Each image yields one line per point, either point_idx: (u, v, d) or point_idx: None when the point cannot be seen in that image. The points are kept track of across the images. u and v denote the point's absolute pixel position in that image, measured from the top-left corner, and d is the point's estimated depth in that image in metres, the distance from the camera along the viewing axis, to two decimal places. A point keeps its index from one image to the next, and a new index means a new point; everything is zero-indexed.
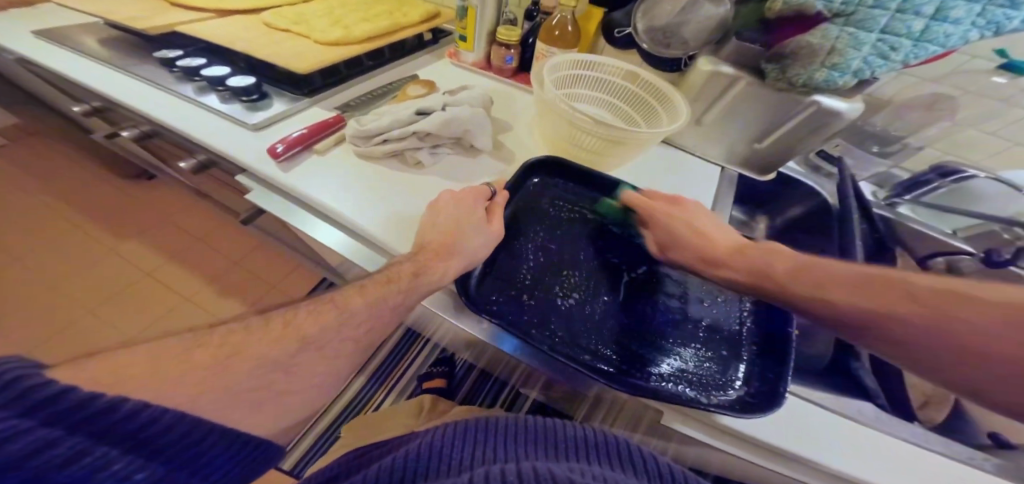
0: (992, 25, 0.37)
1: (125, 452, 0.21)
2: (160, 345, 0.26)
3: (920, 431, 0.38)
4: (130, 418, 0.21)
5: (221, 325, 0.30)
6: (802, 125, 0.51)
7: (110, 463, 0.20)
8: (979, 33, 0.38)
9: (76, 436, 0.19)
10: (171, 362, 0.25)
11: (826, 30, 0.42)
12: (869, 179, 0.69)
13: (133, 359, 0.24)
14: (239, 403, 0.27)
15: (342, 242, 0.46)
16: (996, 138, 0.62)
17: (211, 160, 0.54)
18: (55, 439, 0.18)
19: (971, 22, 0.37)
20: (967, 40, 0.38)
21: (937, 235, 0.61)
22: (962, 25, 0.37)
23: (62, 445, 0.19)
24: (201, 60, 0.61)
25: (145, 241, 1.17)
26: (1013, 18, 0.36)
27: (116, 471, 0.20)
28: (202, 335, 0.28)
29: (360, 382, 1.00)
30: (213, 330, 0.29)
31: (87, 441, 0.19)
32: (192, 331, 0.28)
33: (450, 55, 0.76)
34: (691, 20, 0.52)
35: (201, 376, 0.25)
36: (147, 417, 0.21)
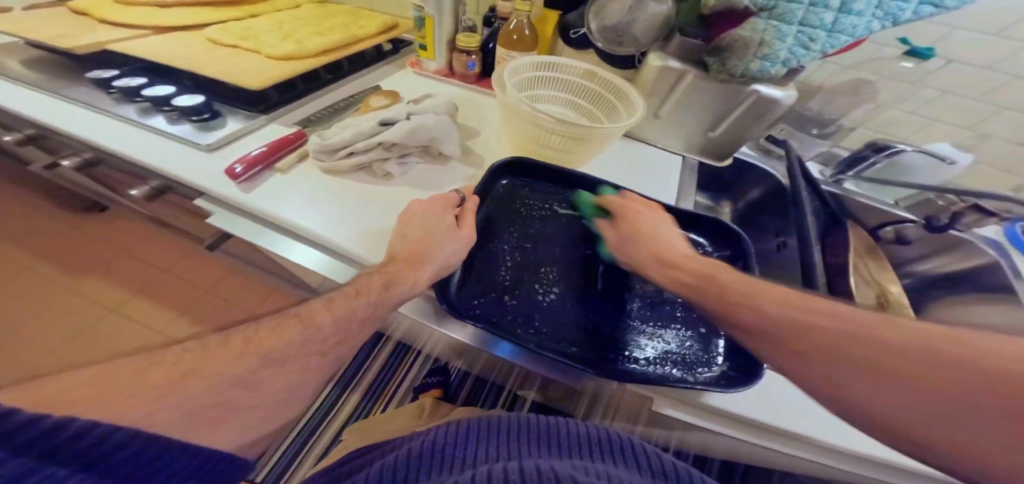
0: (890, 16, 0.41)
1: (74, 471, 0.18)
2: (110, 367, 0.24)
3: None
4: (82, 435, 0.19)
5: (177, 345, 0.28)
6: (747, 112, 0.54)
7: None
8: (879, 23, 0.42)
9: (23, 457, 0.17)
10: (123, 383, 0.23)
11: (754, 23, 0.45)
12: (815, 158, 0.74)
13: (80, 382, 0.22)
14: (199, 422, 0.25)
15: (314, 260, 0.44)
16: (916, 116, 0.68)
17: (167, 185, 0.51)
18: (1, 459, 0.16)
19: (871, 14, 0.42)
20: (871, 30, 0.42)
21: (881, 206, 0.67)
22: (865, 17, 0.42)
23: (8, 465, 0.16)
24: (142, 80, 0.57)
25: (90, 279, 1.08)
26: (905, 8, 0.41)
27: None
28: (155, 357, 0.26)
29: (355, 400, 0.96)
30: (168, 350, 0.27)
31: (34, 460, 0.17)
32: (146, 351, 0.27)
33: (411, 64, 0.75)
34: (638, 18, 0.55)
35: (156, 395, 0.24)
36: (97, 436, 0.20)
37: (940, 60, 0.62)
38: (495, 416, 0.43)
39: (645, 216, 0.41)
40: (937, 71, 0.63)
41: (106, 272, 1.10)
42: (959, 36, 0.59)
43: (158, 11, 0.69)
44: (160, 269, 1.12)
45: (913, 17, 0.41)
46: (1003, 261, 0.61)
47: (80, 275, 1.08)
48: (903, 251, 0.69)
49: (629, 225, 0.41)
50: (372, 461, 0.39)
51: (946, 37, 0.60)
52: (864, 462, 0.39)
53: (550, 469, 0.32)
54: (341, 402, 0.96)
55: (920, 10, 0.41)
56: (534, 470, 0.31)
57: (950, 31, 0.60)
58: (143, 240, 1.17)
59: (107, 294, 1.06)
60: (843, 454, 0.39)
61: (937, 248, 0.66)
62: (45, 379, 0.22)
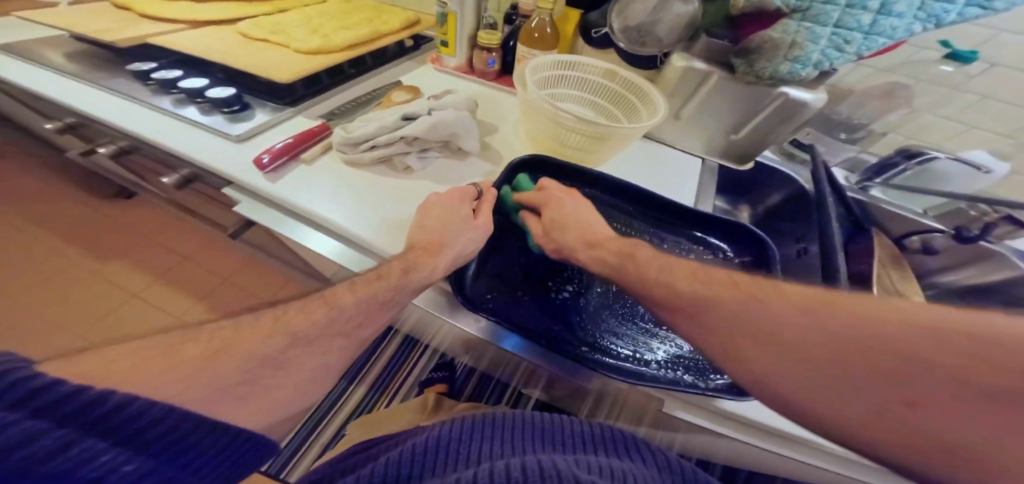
0: (933, 18, 0.40)
1: (114, 443, 0.19)
2: (150, 341, 0.26)
3: None
4: (119, 411, 0.20)
5: (210, 324, 0.30)
6: (773, 115, 0.53)
7: (97, 455, 0.18)
8: (921, 25, 0.41)
9: (64, 429, 0.18)
10: (163, 357, 0.25)
11: (785, 24, 0.44)
12: (841, 164, 0.72)
13: (127, 354, 0.24)
14: (229, 397, 0.26)
15: (336, 250, 0.46)
16: (950, 122, 0.66)
17: (195, 174, 0.53)
18: (44, 430, 0.17)
19: (912, 16, 0.41)
20: (912, 32, 0.42)
21: (910, 214, 0.65)
22: (906, 18, 0.41)
23: (48, 437, 0.17)
24: (177, 72, 0.59)
25: (119, 263, 1.13)
26: (950, 10, 0.40)
27: (103, 463, 0.19)
28: (191, 333, 0.28)
29: (360, 394, 0.98)
30: (203, 328, 0.29)
31: (74, 432, 0.18)
32: (182, 328, 0.29)
33: (432, 60, 0.76)
34: (663, 18, 0.54)
35: (192, 369, 0.25)
36: (136, 410, 0.20)
37: (980, 64, 0.60)
38: (501, 413, 0.44)
39: (570, 204, 0.44)
40: (980, 75, 0.61)
41: (134, 256, 1.15)
42: (1008, 38, 0.57)
43: (192, 6, 0.71)
44: (185, 255, 1.16)
45: (957, 19, 0.40)
46: None
47: (110, 258, 1.13)
48: (927, 261, 0.66)
49: (554, 211, 0.43)
50: (379, 454, 0.40)
51: (988, 41, 0.59)
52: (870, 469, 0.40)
53: (552, 466, 0.32)
54: (347, 395, 0.98)
55: (966, 12, 0.40)
56: (536, 466, 0.32)
57: (996, 34, 0.58)
58: (169, 226, 1.22)
59: (135, 277, 1.10)
60: (854, 462, 0.39)
61: (964, 260, 0.64)
62: (94, 349, 0.23)
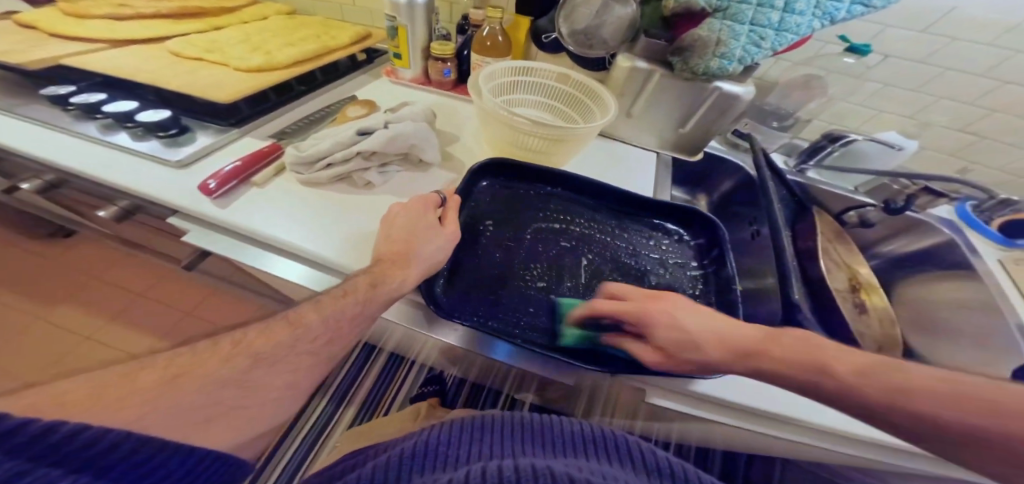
0: (828, 15, 0.45)
1: (68, 473, 0.18)
2: (97, 372, 0.24)
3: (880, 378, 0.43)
4: (70, 439, 0.19)
5: (163, 351, 0.28)
6: (712, 108, 0.56)
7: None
8: (819, 22, 0.45)
9: (14, 461, 0.17)
10: (111, 387, 0.23)
11: (710, 23, 0.48)
12: (779, 150, 0.77)
13: (67, 386, 0.22)
14: (190, 423, 0.25)
15: (297, 272, 0.44)
16: (865, 108, 0.72)
17: (135, 205, 0.49)
18: None
19: (812, 13, 0.45)
20: (812, 29, 0.45)
21: (841, 192, 0.71)
22: (807, 16, 0.45)
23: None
24: (100, 96, 0.55)
25: (58, 306, 1.03)
26: (840, 8, 0.44)
27: None
28: (143, 361, 0.26)
29: (351, 414, 0.95)
30: (155, 356, 0.27)
31: (25, 463, 0.17)
32: (131, 359, 0.27)
33: (386, 73, 0.75)
34: (606, 22, 0.57)
35: (147, 396, 0.24)
36: (89, 437, 0.19)
37: (877, 56, 0.66)
38: (492, 416, 0.44)
39: (671, 307, 0.34)
40: (876, 65, 0.67)
41: (77, 298, 1.05)
42: (892, 32, 0.63)
43: (112, 25, 0.67)
44: (133, 293, 1.08)
45: (846, 16, 0.45)
46: (957, 238, 0.66)
47: (47, 303, 1.03)
48: (867, 234, 0.73)
49: (672, 330, 0.33)
50: (364, 461, 0.38)
51: (877, 35, 0.64)
52: (851, 440, 0.40)
53: (544, 466, 0.32)
54: (337, 418, 0.94)
55: (852, 9, 0.44)
56: (529, 468, 0.32)
57: (880, 29, 0.64)
58: (115, 263, 1.13)
59: (78, 320, 1.01)
60: (831, 435, 0.41)
61: (901, 229, 0.70)
62: (27, 387, 0.21)
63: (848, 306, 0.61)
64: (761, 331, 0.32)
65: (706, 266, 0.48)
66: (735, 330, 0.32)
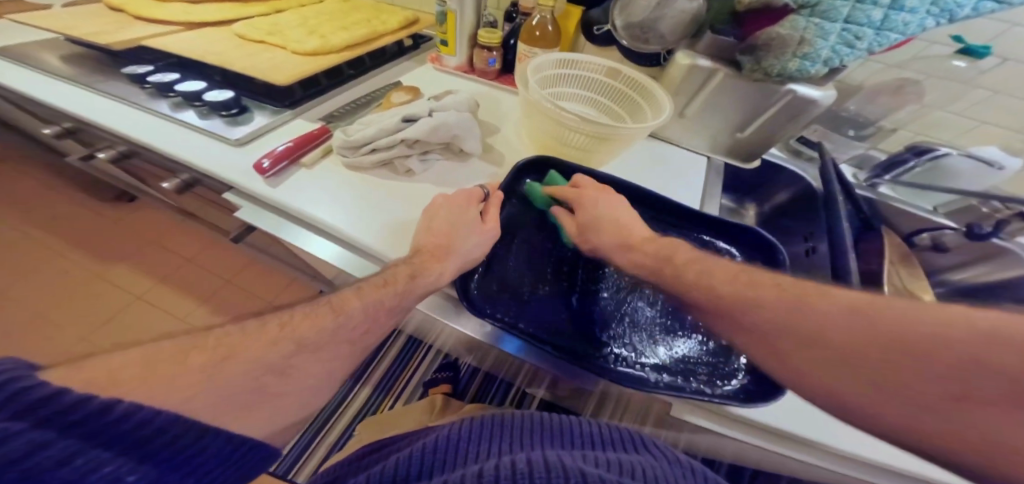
0: (946, 12, 0.40)
1: (119, 453, 0.20)
2: (159, 347, 0.26)
3: None
4: (125, 419, 0.20)
5: (217, 328, 0.30)
6: (780, 112, 0.52)
7: (101, 465, 0.19)
8: (935, 20, 0.40)
9: (69, 438, 0.18)
10: (169, 365, 0.24)
11: (794, 21, 0.43)
12: (848, 161, 0.71)
13: (131, 361, 0.23)
14: (236, 404, 0.26)
15: (339, 255, 0.45)
16: (960, 117, 0.64)
17: (195, 178, 0.52)
18: (47, 442, 0.18)
19: (926, 11, 0.40)
20: (924, 28, 0.40)
21: (919, 213, 0.64)
22: (919, 13, 0.40)
23: (53, 448, 0.18)
24: (174, 75, 0.58)
25: (121, 265, 1.12)
26: (963, 5, 0.39)
27: (107, 473, 0.19)
28: (198, 339, 0.28)
29: (366, 393, 0.98)
30: (210, 333, 0.29)
31: (79, 442, 0.19)
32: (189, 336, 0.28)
33: (431, 60, 0.75)
34: (666, 15, 0.53)
35: (201, 375, 0.25)
36: (137, 420, 0.21)
37: (993, 59, 0.59)
38: (511, 414, 0.44)
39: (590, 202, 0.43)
40: (992, 70, 0.59)
41: (139, 260, 1.14)
42: (1017, 32, 0.56)
43: (190, 7, 0.71)
44: (186, 258, 1.16)
45: (969, 13, 0.40)
46: None
47: (115, 261, 1.13)
48: (939, 260, 0.65)
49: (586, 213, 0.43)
50: (388, 456, 0.40)
51: (999, 36, 0.57)
52: (902, 478, 0.38)
53: (559, 463, 0.31)
54: (355, 393, 0.98)
55: (980, 6, 0.39)
56: (543, 462, 0.31)
57: (1008, 27, 0.56)
58: (171, 230, 1.21)
59: (138, 280, 1.10)
60: (880, 470, 0.38)
61: (980, 256, 0.63)
62: (100, 356, 0.23)
63: None
64: (648, 232, 0.42)
65: None
66: (632, 225, 0.42)
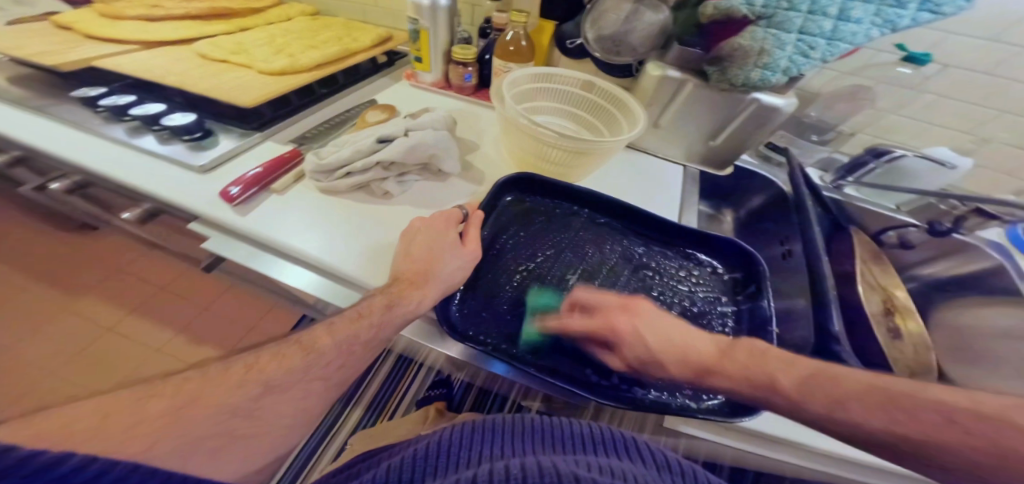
0: (888, 23, 0.41)
1: None
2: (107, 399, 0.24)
3: None
4: None
5: (176, 374, 0.28)
6: (749, 121, 0.54)
7: None
8: (878, 30, 0.42)
9: None
10: (119, 417, 0.23)
11: (753, 32, 0.45)
12: (814, 165, 0.74)
13: (75, 417, 0.22)
14: (196, 455, 0.24)
15: (316, 283, 0.43)
16: (914, 120, 0.68)
17: (159, 208, 0.49)
18: None
19: (871, 21, 0.41)
20: (870, 38, 0.42)
21: (882, 211, 0.68)
22: (864, 24, 0.41)
23: None
24: (129, 98, 0.55)
25: (84, 298, 1.06)
26: (903, 15, 0.41)
27: None
28: (154, 386, 0.26)
29: (357, 416, 0.95)
30: (166, 380, 0.27)
31: None
32: (144, 383, 0.26)
33: (407, 77, 0.74)
34: (635, 28, 0.54)
35: (155, 428, 0.23)
36: None
37: (936, 65, 0.62)
38: (499, 418, 0.42)
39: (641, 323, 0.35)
40: (936, 75, 0.63)
41: (103, 290, 1.08)
42: (954, 40, 0.59)
43: (146, 25, 0.68)
44: (155, 286, 1.10)
45: (910, 24, 0.41)
46: (1007, 263, 0.61)
47: (76, 293, 1.06)
48: (906, 255, 0.69)
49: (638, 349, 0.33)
50: (380, 461, 0.38)
51: (939, 43, 0.60)
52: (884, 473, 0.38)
53: (551, 466, 0.31)
54: (345, 417, 0.94)
55: (918, 17, 0.40)
56: (536, 467, 0.30)
57: (945, 35, 0.59)
58: (138, 257, 1.15)
59: (102, 312, 1.04)
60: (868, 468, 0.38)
61: (943, 252, 0.66)
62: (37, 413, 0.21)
63: (884, 333, 0.58)
64: (713, 343, 0.35)
65: (740, 302, 0.45)
66: (691, 342, 0.34)
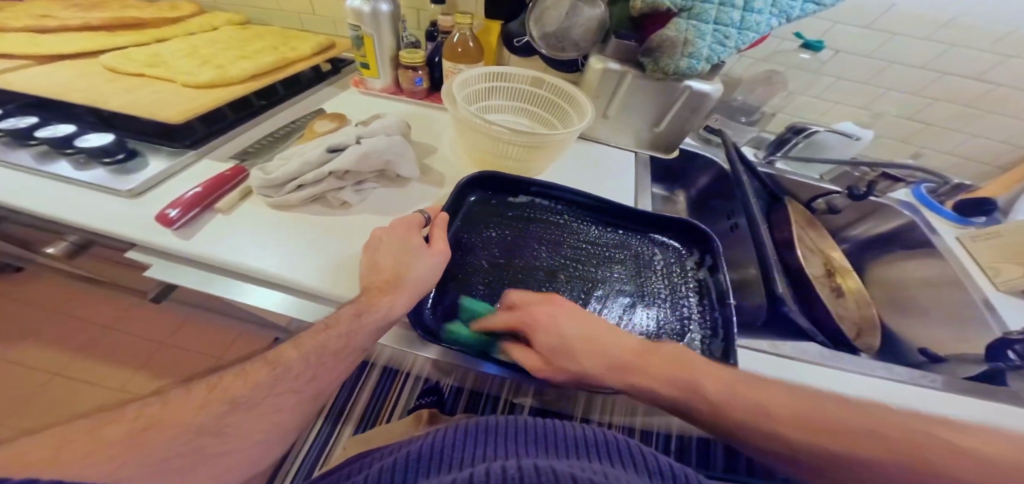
0: (784, 13, 0.46)
1: None
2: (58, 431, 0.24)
3: (861, 361, 0.44)
4: None
5: (136, 401, 0.28)
6: (683, 107, 0.58)
7: None
8: (777, 20, 0.47)
9: None
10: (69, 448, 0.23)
11: (677, 23, 0.48)
12: (748, 143, 0.79)
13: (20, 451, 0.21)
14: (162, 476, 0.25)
15: (274, 302, 0.41)
16: (826, 101, 0.75)
17: (87, 239, 0.46)
18: None
19: (769, 12, 0.46)
20: (772, 26, 0.47)
21: (810, 182, 0.74)
22: (765, 14, 0.46)
23: None
24: (32, 119, 0.50)
25: (12, 348, 0.95)
26: (795, 6, 0.46)
27: None
28: (111, 415, 0.26)
29: (350, 431, 0.92)
30: (126, 407, 0.27)
31: None
32: (98, 413, 0.26)
33: (354, 83, 0.73)
34: (576, 23, 0.57)
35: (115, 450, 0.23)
36: None
37: (828, 52, 0.69)
38: (495, 420, 0.43)
39: (558, 312, 0.38)
40: (829, 60, 0.70)
41: (35, 336, 0.98)
42: (840, 29, 0.66)
43: (34, 38, 0.62)
44: (95, 327, 1.00)
45: (801, 14, 0.47)
46: (916, 218, 0.70)
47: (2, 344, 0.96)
48: (836, 219, 0.77)
49: (551, 337, 0.36)
50: (373, 461, 0.37)
51: (827, 31, 0.66)
52: None
53: (549, 469, 0.32)
54: (335, 437, 0.91)
55: (806, 7, 0.46)
56: (532, 467, 0.32)
57: (831, 25, 0.66)
58: (73, 297, 1.04)
59: (35, 361, 0.94)
60: None
61: (865, 213, 0.75)
62: None
63: (827, 292, 0.64)
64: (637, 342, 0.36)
65: (701, 277, 0.48)
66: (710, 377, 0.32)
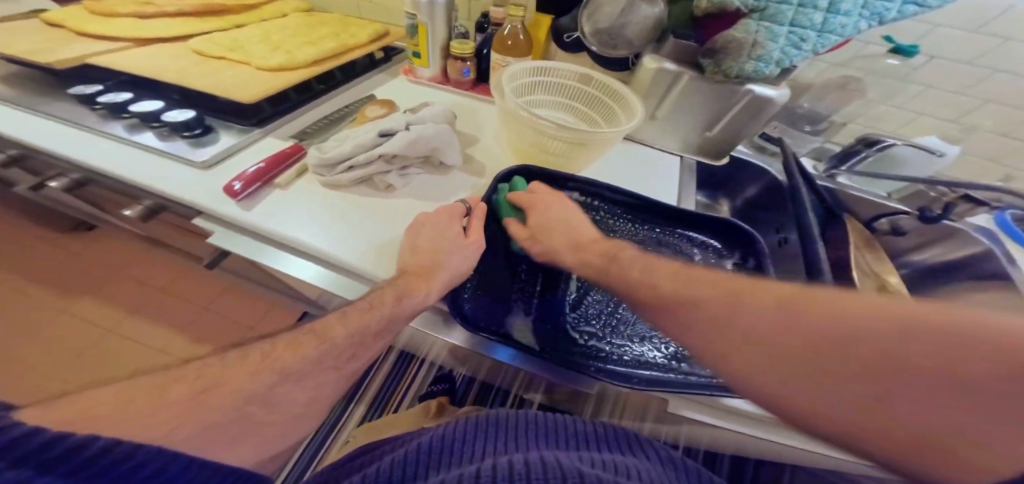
0: (875, 15, 0.43)
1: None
2: (133, 383, 0.26)
3: None
4: (106, 453, 0.21)
5: (196, 361, 0.30)
6: (740, 112, 0.55)
7: None
8: (866, 22, 0.43)
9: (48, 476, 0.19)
10: (141, 400, 0.24)
11: (746, 24, 0.46)
12: (807, 154, 0.75)
13: (100, 400, 0.23)
14: (216, 437, 0.26)
15: (322, 276, 0.43)
16: (901, 111, 0.69)
17: (160, 204, 0.50)
18: (26, 478, 0.18)
19: (858, 14, 0.43)
20: (859, 30, 0.43)
21: (874, 198, 0.69)
22: (853, 16, 0.43)
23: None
24: (126, 95, 0.55)
25: (86, 300, 1.06)
26: (890, 8, 0.42)
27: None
28: (175, 372, 0.28)
29: (361, 413, 0.96)
30: (188, 366, 0.29)
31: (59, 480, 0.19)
32: (166, 369, 0.28)
33: (404, 72, 0.75)
34: (631, 21, 0.55)
35: (179, 408, 0.25)
36: (120, 453, 0.21)
37: (922, 57, 0.64)
38: (503, 413, 0.43)
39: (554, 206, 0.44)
40: (920, 67, 0.64)
41: (105, 291, 1.08)
42: (940, 32, 0.61)
43: (136, 22, 0.68)
44: (155, 287, 1.10)
45: (898, 15, 0.43)
46: (996, 249, 0.62)
47: (78, 295, 1.06)
48: (899, 242, 0.71)
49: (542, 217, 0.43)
50: (387, 453, 0.38)
51: (926, 35, 0.62)
52: None
53: (556, 463, 0.32)
54: (346, 417, 0.95)
55: (904, 9, 0.42)
56: (538, 462, 0.31)
57: (931, 28, 0.61)
58: (138, 258, 1.14)
59: (105, 312, 1.04)
60: None
61: (932, 238, 0.68)
62: (62, 398, 0.23)
63: None
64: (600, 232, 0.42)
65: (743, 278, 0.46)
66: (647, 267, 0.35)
